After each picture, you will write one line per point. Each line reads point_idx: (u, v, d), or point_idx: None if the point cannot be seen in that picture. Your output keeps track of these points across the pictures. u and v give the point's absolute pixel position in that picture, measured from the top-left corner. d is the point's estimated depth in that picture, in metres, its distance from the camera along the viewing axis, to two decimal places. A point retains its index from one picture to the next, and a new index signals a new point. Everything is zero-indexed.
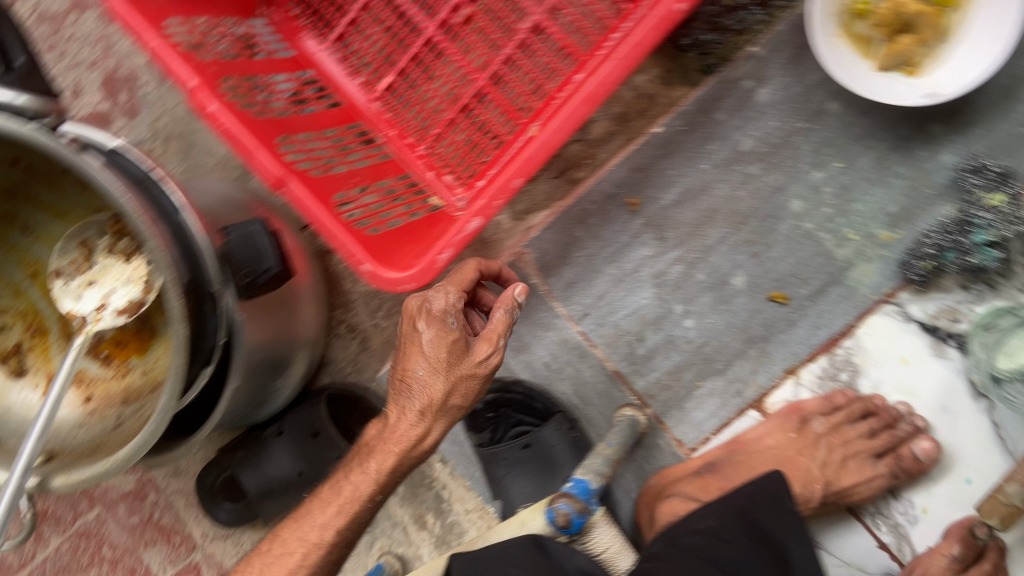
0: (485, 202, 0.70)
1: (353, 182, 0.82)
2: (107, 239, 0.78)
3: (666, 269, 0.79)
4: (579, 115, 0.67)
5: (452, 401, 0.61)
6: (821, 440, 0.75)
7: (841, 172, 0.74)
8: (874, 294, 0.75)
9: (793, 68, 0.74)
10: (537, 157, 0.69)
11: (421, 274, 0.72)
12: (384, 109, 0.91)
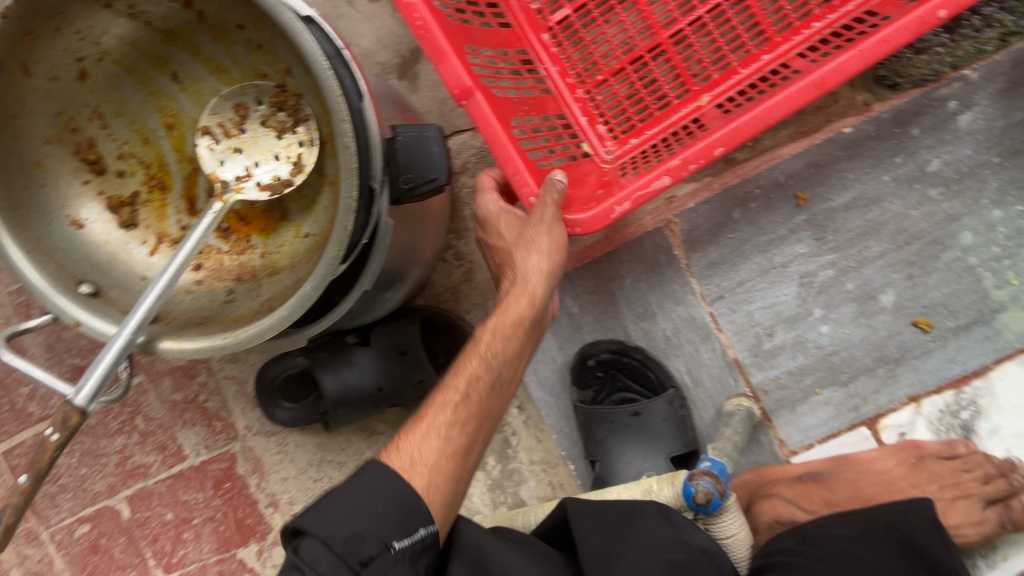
0: (678, 163, 0.67)
1: (519, 111, 0.79)
2: (265, 109, 0.67)
3: (816, 271, 0.78)
4: (804, 98, 0.64)
5: (533, 246, 0.64)
6: (933, 475, 0.74)
7: (1020, 215, 0.74)
8: (1018, 342, 0.75)
9: (1002, 101, 0.74)
10: (748, 128, 0.65)
11: (593, 221, 0.69)
12: (551, 42, 0.86)
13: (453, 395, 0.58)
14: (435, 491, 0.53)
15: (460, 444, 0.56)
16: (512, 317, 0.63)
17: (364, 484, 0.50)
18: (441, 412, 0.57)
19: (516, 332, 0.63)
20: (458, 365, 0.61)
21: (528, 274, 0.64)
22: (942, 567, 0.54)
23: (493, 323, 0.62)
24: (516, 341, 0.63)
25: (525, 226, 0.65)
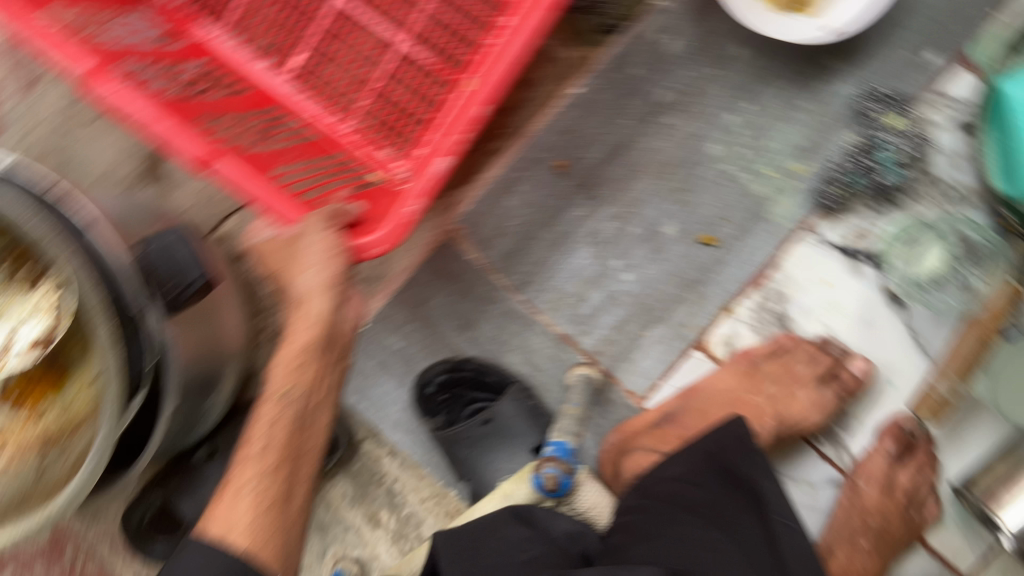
0: (450, 139, 0.70)
1: (283, 158, 0.74)
2: (7, 269, 0.63)
3: (601, 227, 0.81)
4: (545, 27, 0.68)
5: (304, 264, 0.59)
6: (767, 375, 0.78)
7: (751, 114, 0.79)
8: (791, 223, 0.80)
9: (698, 19, 0.78)
10: (496, 83, 0.69)
11: (389, 234, 0.67)
12: (299, 89, 0.84)
13: (255, 449, 0.59)
14: (264, 545, 0.57)
15: (277, 491, 0.59)
16: (300, 345, 0.58)
17: (186, 561, 0.54)
18: (248, 467, 0.59)
19: (310, 355, 0.59)
20: (259, 412, 0.59)
21: (308, 296, 0.59)
22: (754, 486, 0.58)
23: (283, 357, 0.59)
24: (314, 367, 0.60)
25: (296, 245, 0.61)
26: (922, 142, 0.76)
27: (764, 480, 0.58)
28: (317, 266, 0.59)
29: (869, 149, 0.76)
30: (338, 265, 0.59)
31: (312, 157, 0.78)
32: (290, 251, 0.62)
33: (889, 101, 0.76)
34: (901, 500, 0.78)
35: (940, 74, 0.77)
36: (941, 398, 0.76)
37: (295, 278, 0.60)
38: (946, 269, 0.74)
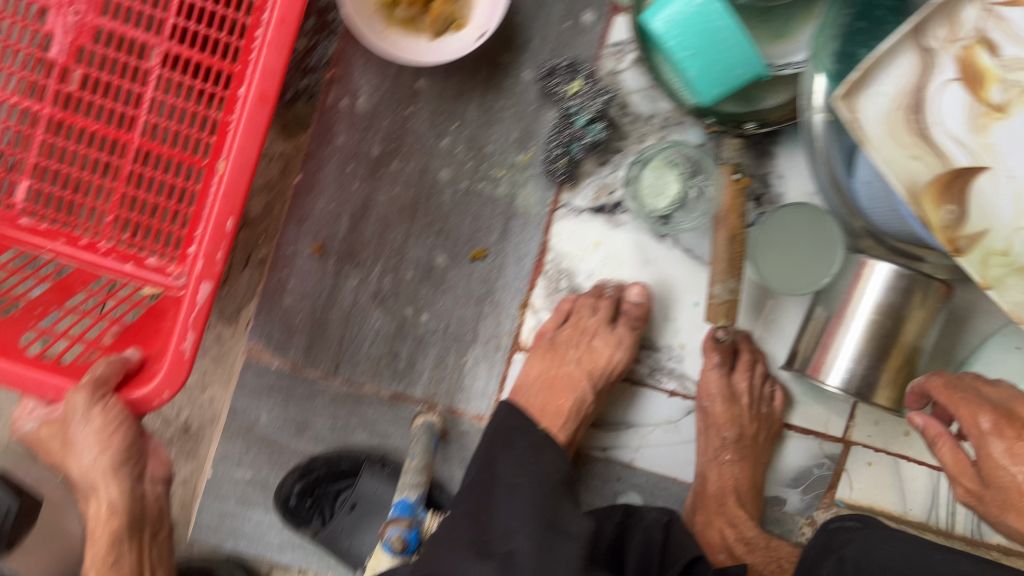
0: (204, 262, 0.62)
1: (37, 311, 0.65)
2: None
3: (379, 285, 0.84)
4: (261, 119, 0.62)
5: (83, 450, 0.60)
6: (566, 344, 0.81)
7: (460, 130, 0.83)
8: (544, 208, 0.85)
9: (371, 71, 0.83)
10: (239, 182, 0.62)
11: (169, 378, 0.62)
12: (34, 219, 0.66)
13: None
14: None
15: None
16: (105, 541, 0.63)
17: None
18: None
19: (119, 545, 0.64)
20: None
21: (98, 480, 0.61)
22: (498, 468, 0.63)
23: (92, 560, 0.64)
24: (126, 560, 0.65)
25: (68, 431, 0.60)
26: (608, 92, 0.81)
27: (500, 459, 0.63)
28: (95, 450, 0.60)
29: (568, 119, 0.81)
30: (116, 441, 0.61)
31: (73, 294, 0.68)
32: (60, 439, 0.61)
33: (565, 70, 0.81)
34: (744, 404, 0.82)
35: (604, 28, 0.82)
36: (728, 299, 0.79)
37: (71, 463, 0.62)
38: (681, 190, 0.81)
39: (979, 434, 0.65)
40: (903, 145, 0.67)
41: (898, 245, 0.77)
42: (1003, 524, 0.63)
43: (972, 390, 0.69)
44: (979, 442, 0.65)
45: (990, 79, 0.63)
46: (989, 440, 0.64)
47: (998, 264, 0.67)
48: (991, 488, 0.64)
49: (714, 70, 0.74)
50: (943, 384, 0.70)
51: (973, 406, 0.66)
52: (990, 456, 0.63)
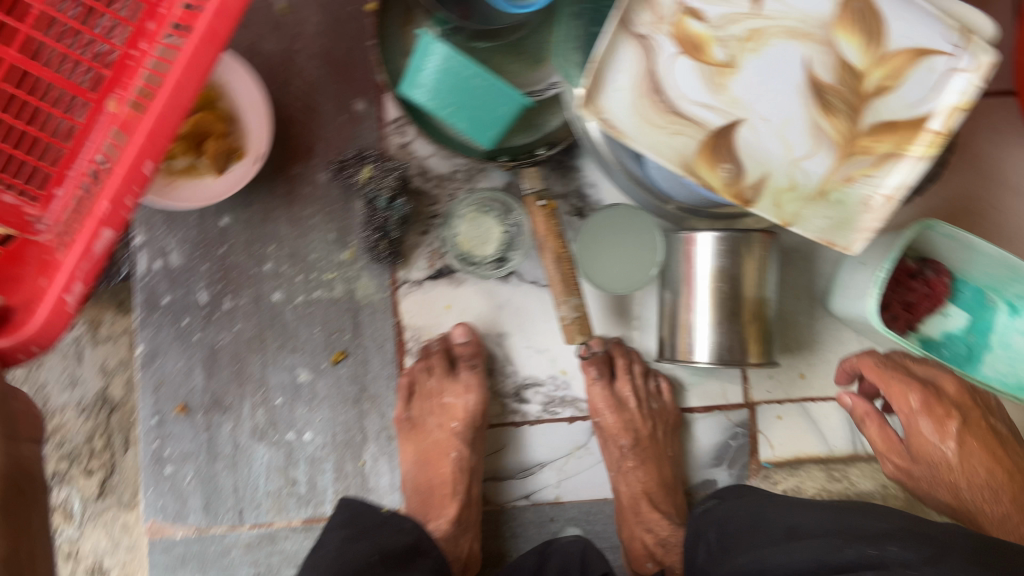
0: (112, 208, 0.58)
1: None
2: None
3: (254, 421, 0.84)
4: (204, 61, 0.56)
5: None
6: (423, 417, 0.84)
7: (279, 249, 0.84)
8: (386, 292, 0.85)
9: (174, 225, 0.84)
10: (166, 128, 0.57)
11: (47, 330, 0.60)
12: None
13: None
14: None
15: None
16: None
17: None
18: None
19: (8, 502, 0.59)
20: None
21: None
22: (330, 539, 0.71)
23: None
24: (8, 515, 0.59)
25: None
26: (401, 166, 0.83)
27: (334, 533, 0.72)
28: None
29: (373, 206, 0.83)
30: None
31: None
32: None
33: (353, 159, 0.82)
34: (635, 408, 0.85)
35: (378, 110, 0.84)
36: (577, 315, 0.80)
37: None
38: (502, 233, 0.84)
39: (910, 415, 0.77)
40: (658, 126, 0.70)
41: (713, 213, 0.79)
42: (933, 494, 0.78)
43: (901, 368, 0.79)
44: (909, 419, 0.78)
45: (707, 43, 0.67)
46: (918, 415, 0.77)
47: (789, 201, 0.71)
48: (918, 463, 0.79)
49: (480, 117, 0.78)
50: (874, 361, 0.80)
51: (903, 381, 0.78)
52: (920, 432, 0.77)
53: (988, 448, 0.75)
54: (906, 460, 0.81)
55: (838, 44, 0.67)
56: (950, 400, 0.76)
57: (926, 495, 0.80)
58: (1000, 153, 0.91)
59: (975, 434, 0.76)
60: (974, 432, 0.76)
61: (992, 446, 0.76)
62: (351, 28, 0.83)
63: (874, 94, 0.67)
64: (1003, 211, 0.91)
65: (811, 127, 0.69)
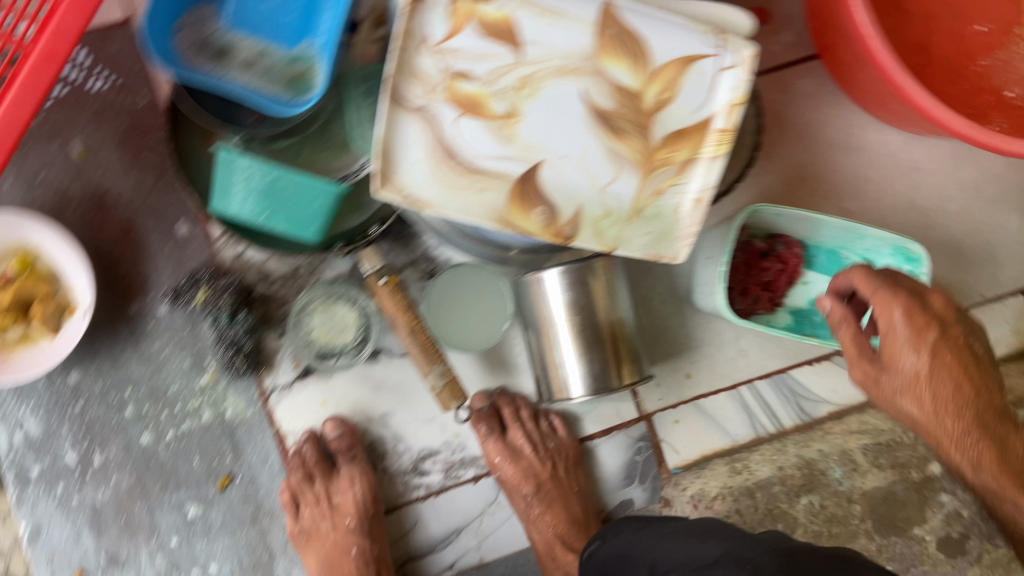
0: None
1: None
2: None
3: (156, 566, 0.83)
4: (45, 76, 0.68)
5: None
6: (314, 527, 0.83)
7: (137, 391, 0.83)
8: (256, 404, 0.84)
9: (23, 395, 0.82)
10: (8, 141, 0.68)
11: None
12: None
13: None
14: None
15: None
16: None
17: None
18: None
19: None
20: None
21: None
22: None
23: None
24: None
25: None
26: (237, 279, 0.81)
27: None
28: None
29: (218, 325, 0.81)
30: None
31: None
32: None
33: (186, 285, 0.80)
34: (531, 454, 0.86)
35: (202, 228, 0.83)
36: (444, 381, 0.79)
37: None
38: (357, 316, 0.83)
39: (889, 324, 0.70)
40: (465, 188, 0.70)
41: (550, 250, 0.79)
42: (896, 401, 0.73)
43: (890, 278, 0.72)
44: (886, 327, 0.71)
45: (485, 100, 0.68)
46: (898, 324, 0.70)
47: (608, 226, 0.72)
48: (887, 372, 0.72)
49: (297, 213, 0.76)
50: (865, 270, 0.72)
51: (890, 291, 0.70)
52: (896, 338, 0.70)
53: (962, 362, 0.71)
54: (875, 367, 0.73)
55: (608, 70, 0.68)
56: (933, 315, 0.70)
57: (886, 402, 0.74)
58: (817, 116, 0.94)
59: (949, 350, 0.70)
60: (950, 351, 0.70)
61: (967, 366, 0.71)
62: (153, 156, 0.82)
63: (656, 108, 0.69)
64: (834, 170, 0.94)
65: (608, 152, 0.70)
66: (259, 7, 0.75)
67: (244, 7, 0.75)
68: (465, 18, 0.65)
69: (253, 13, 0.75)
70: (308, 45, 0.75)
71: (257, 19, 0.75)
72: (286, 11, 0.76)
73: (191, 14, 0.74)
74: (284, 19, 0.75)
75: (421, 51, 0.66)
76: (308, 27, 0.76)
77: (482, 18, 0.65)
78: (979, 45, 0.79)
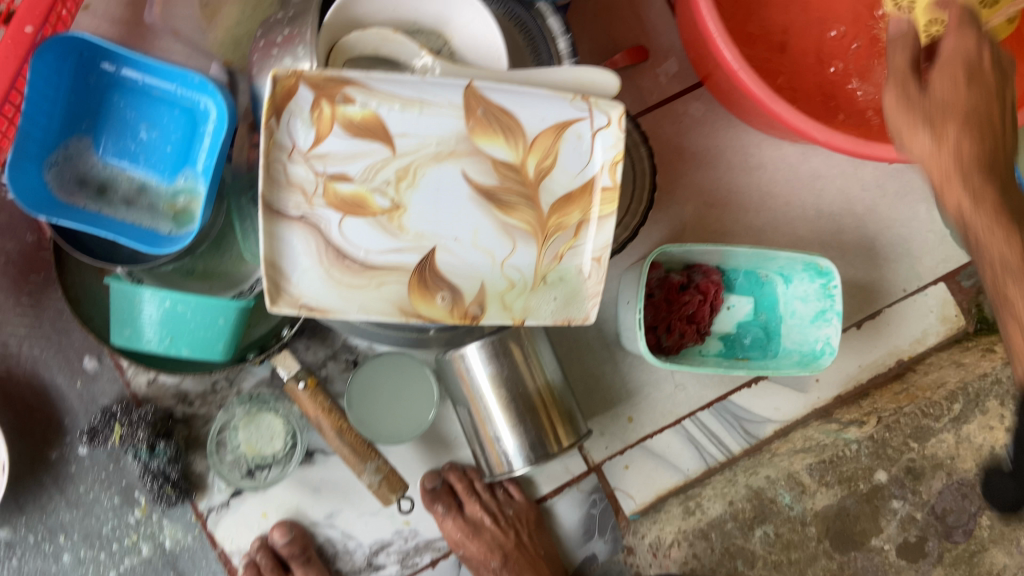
0: None
1: None
2: None
3: None
4: None
5: None
6: None
7: (70, 535, 0.80)
8: (194, 528, 0.82)
9: None
10: None
11: None
12: None
13: None
14: None
15: None
16: None
17: None
18: None
19: None
20: None
21: None
22: None
23: None
24: None
25: None
26: (153, 408, 0.79)
27: None
28: None
29: (141, 460, 0.79)
30: None
31: None
32: None
33: (102, 423, 0.78)
34: (493, 526, 0.86)
35: (111, 359, 0.81)
36: (380, 477, 0.77)
37: None
38: (283, 423, 0.82)
39: (953, 46, 0.56)
40: (362, 286, 0.68)
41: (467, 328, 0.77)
42: (915, 134, 0.57)
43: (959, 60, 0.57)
44: (944, 49, 0.57)
45: (367, 198, 0.66)
46: (959, 42, 0.56)
47: (514, 297, 0.71)
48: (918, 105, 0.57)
49: (200, 335, 0.74)
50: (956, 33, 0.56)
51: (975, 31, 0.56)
52: (948, 54, 0.56)
53: (997, 157, 0.55)
54: (909, 91, 0.58)
55: (483, 149, 0.67)
56: (998, 69, 0.56)
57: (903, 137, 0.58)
58: (713, 141, 0.94)
59: (996, 105, 0.55)
60: (985, 111, 0.54)
61: (997, 119, 0.55)
62: (50, 294, 0.80)
63: (539, 177, 0.69)
64: (738, 192, 0.94)
65: (499, 228, 0.70)
66: (135, 140, 0.73)
67: (122, 140, 0.73)
68: (330, 121, 0.64)
69: (130, 145, 0.73)
70: (187, 176, 0.74)
71: (134, 151, 0.73)
72: (165, 141, 0.73)
73: (64, 148, 0.71)
74: (163, 150, 0.73)
75: (291, 159, 0.64)
76: (188, 156, 0.74)
77: (346, 119, 0.64)
78: (837, 54, 0.82)
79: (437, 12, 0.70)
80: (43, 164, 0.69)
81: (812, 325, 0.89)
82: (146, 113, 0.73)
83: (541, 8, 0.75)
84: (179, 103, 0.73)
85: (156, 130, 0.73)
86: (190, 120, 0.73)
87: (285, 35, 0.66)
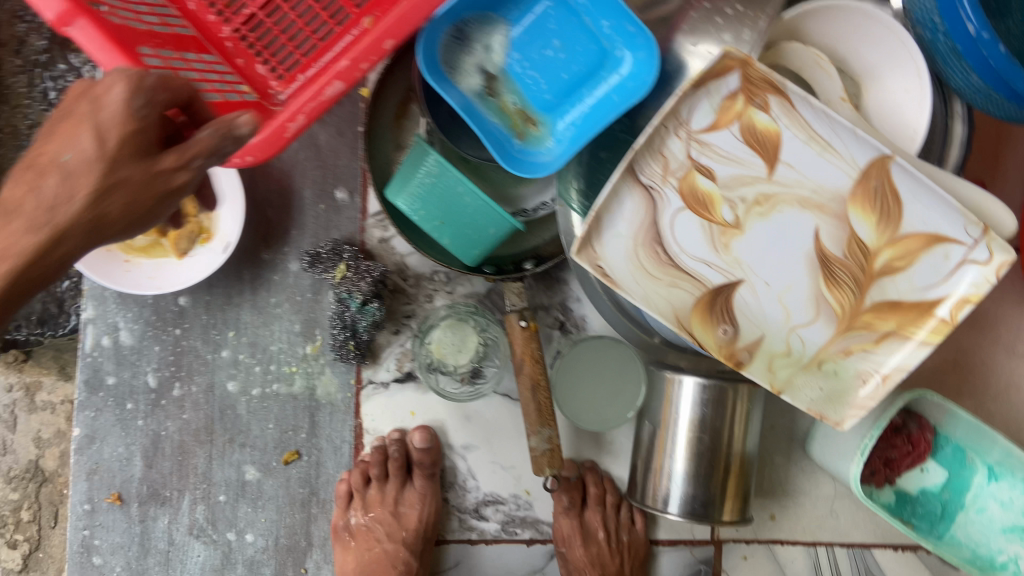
0: (346, 65, 0.60)
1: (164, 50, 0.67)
2: None
3: (192, 518, 0.79)
4: None
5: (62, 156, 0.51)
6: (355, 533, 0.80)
7: (239, 338, 0.78)
8: (349, 391, 0.80)
9: (129, 302, 0.78)
10: (416, 12, 0.60)
11: (261, 149, 0.60)
12: (235, 31, 0.75)
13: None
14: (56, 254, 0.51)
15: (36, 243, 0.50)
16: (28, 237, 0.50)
17: None
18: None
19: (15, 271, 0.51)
20: None
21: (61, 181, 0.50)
22: None
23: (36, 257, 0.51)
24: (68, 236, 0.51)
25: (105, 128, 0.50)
26: (379, 268, 0.77)
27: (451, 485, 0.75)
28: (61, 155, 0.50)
29: (344, 305, 0.77)
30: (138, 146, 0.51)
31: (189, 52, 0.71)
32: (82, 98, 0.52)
33: (329, 254, 0.76)
34: (602, 541, 0.82)
35: (360, 201, 0.79)
36: (546, 447, 0.75)
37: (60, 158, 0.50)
38: (480, 343, 0.78)
39: None
40: (654, 279, 0.65)
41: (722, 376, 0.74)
42: None
43: None
44: None
45: (716, 201, 0.64)
46: None
47: (782, 366, 0.67)
48: None
49: (467, 234, 0.72)
50: None
51: None
52: None
53: None
54: None
55: (851, 220, 0.63)
56: None
57: None
58: (998, 307, 0.89)
59: None
60: None
61: None
62: (340, 113, 0.79)
63: (882, 272, 0.64)
64: (992, 369, 0.89)
65: (813, 297, 0.66)
66: (541, 51, 0.67)
67: (528, 45, 0.67)
68: (734, 116, 0.63)
69: (534, 49, 0.67)
70: (564, 115, 0.69)
71: (531, 59, 0.68)
72: (564, 66, 0.67)
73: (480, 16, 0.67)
74: (558, 74, 0.67)
75: (675, 134, 0.64)
76: (574, 94, 0.68)
77: (750, 123, 0.63)
78: None
79: (880, 65, 0.66)
80: (452, 25, 0.66)
81: (1001, 534, 0.84)
82: (567, 30, 0.67)
83: (956, 107, 0.69)
84: (602, 41, 0.66)
85: (565, 53, 0.67)
86: (600, 61, 0.66)
87: (738, 9, 0.62)
